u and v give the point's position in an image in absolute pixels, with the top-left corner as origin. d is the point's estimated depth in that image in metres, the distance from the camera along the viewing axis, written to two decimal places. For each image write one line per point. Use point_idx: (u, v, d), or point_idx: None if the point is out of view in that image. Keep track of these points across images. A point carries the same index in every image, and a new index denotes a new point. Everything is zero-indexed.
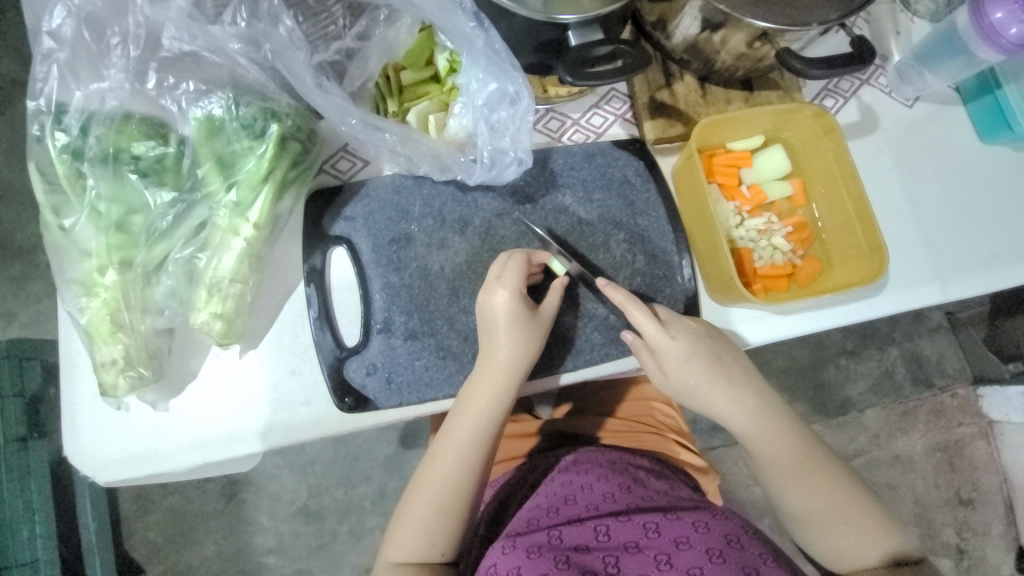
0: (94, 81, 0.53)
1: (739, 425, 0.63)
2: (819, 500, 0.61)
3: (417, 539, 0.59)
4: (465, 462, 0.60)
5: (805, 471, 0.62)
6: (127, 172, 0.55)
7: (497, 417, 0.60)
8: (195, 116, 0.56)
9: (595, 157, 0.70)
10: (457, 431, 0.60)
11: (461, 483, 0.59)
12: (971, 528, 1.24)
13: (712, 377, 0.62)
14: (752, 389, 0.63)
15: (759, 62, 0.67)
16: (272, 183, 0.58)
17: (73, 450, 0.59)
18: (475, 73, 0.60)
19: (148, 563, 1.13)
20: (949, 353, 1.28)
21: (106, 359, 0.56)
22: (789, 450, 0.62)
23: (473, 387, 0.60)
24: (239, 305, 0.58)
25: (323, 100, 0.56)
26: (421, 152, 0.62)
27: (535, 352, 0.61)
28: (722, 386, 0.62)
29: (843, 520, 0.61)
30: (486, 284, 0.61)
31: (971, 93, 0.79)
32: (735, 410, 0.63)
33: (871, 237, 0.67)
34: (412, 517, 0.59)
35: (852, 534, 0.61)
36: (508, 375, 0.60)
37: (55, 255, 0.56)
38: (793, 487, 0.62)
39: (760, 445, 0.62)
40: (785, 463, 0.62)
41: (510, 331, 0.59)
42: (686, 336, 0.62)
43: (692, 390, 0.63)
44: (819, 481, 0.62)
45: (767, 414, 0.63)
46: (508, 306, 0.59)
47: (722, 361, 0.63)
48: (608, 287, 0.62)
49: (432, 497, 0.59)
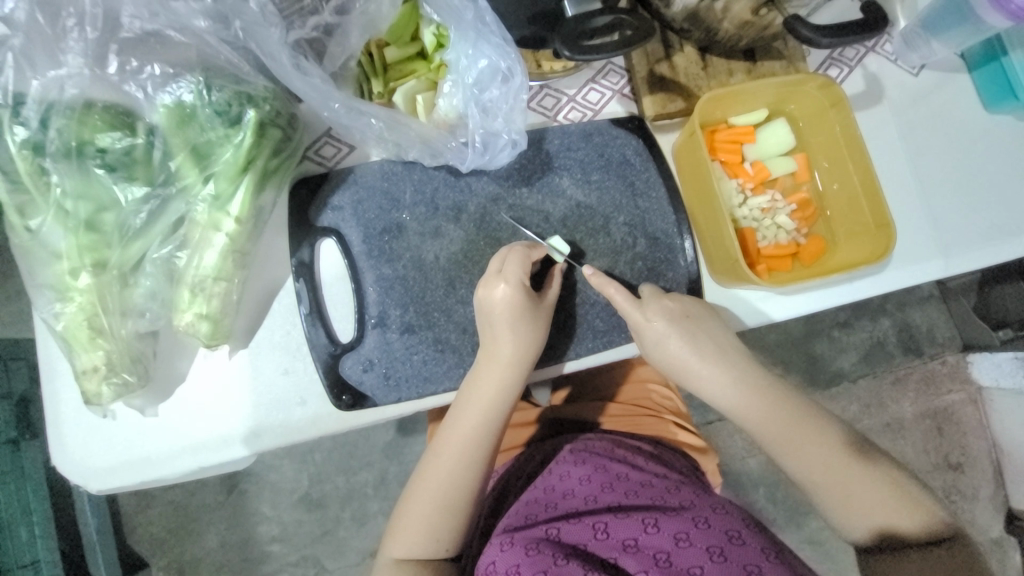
0: (51, 68, 0.48)
1: (722, 397, 0.62)
2: (811, 464, 0.59)
3: (421, 536, 0.58)
4: (470, 458, 0.58)
5: (802, 442, 0.60)
6: (94, 167, 0.51)
7: (502, 412, 0.59)
8: (163, 103, 0.52)
9: (592, 136, 0.67)
10: (461, 426, 0.58)
11: (467, 478, 0.58)
12: (960, 491, 1.27)
13: (689, 349, 0.61)
14: (734, 360, 0.62)
15: (763, 31, 0.64)
16: (252, 175, 0.55)
17: (60, 460, 0.57)
18: (464, 48, 0.56)
19: (152, 556, 1.12)
20: (939, 321, 1.28)
21: (86, 366, 0.53)
22: (781, 422, 0.60)
23: (474, 381, 0.59)
24: (225, 304, 0.56)
25: (301, 82, 0.52)
26: (409, 136, 0.58)
27: (539, 344, 0.59)
28: (702, 362, 0.62)
29: (850, 489, 0.58)
30: (486, 278, 0.59)
31: (977, 60, 0.76)
32: (716, 385, 0.62)
33: (878, 214, 0.64)
34: (415, 514, 0.58)
35: (863, 504, 0.58)
36: (512, 369, 0.58)
37: (24, 259, 0.53)
38: (782, 453, 0.61)
39: (750, 420, 0.61)
40: (771, 429, 0.61)
41: (514, 325, 0.57)
42: (662, 317, 0.61)
43: (678, 366, 0.63)
44: (819, 451, 0.59)
45: (756, 393, 0.61)
46: (510, 300, 0.57)
47: (697, 338, 0.62)
48: (593, 276, 0.61)
49: (436, 494, 0.58)
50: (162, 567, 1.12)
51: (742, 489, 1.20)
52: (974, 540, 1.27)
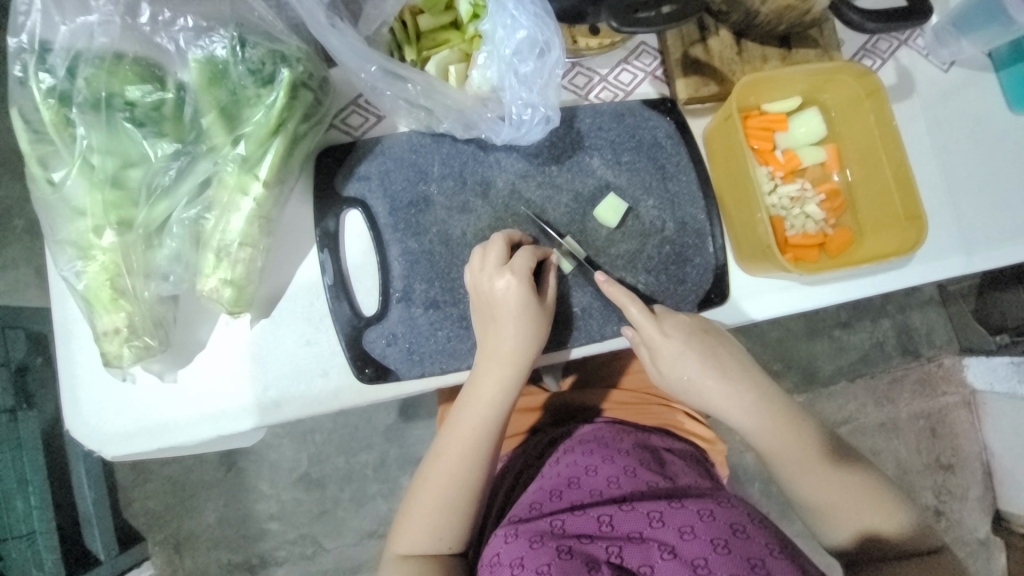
0: (80, 14, 0.47)
1: (733, 414, 0.64)
2: (827, 488, 0.62)
3: (423, 533, 0.57)
4: (469, 454, 0.58)
5: (808, 459, 0.62)
6: (122, 120, 0.49)
7: (500, 411, 0.59)
8: (194, 57, 0.50)
9: (624, 117, 0.66)
10: (460, 427, 0.58)
11: (468, 476, 0.58)
12: (950, 491, 1.29)
13: (705, 367, 0.62)
14: (747, 381, 0.64)
15: (803, 16, 0.63)
16: (283, 137, 0.53)
17: (74, 423, 0.56)
18: (503, 18, 0.54)
19: (149, 531, 1.11)
20: (938, 324, 1.29)
21: (108, 328, 0.52)
22: (789, 438, 0.63)
23: (475, 381, 0.58)
24: (250, 271, 0.54)
25: (337, 40, 0.51)
26: (444, 106, 0.57)
27: (543, 337, 0.58)
28: (714, 380, 0.63)
29: (862, 508, 0.61)
30: (482, 274, 0.57)
31: (1004, 61, 0.76)
32: (729, 401, 0.63)
33: (911, 207, 0.64)
34: (417, 511, 0.58)
35: (857, 519, 0.61)
36: (513, 364, 0.58)
37: (45, 214, 0.51)
38: (796, 476, 0.62)
39: (756, 433, 0.63)
40: (786, 453, 0.63)
41: (516, 322, 0.57)
42: (678, 330, 0.62)
43: (690, 383, 0.63)
44: (822, 467, 0.62)
45: (770, 413, 0.63)
46: (516, 292, 0.56)
47: (715, 352, 0.63)
48: (607, 284, 0.61)
49: (439, 494, 0.58)
50: (158, 542, 1.11)
51: (739, 482, 1.21)
52: (962, 540, 1.29)
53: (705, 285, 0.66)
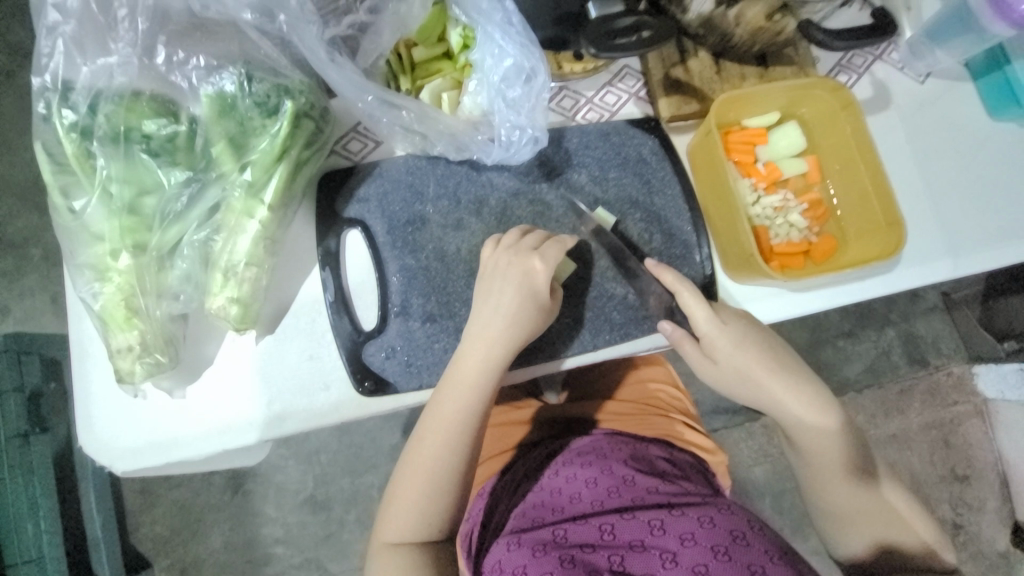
0: (101, 56, 0.51)
1: (791, 414, 0.64)
2: (858, 500, 0.64)
3: (410, 516, 0.59)
4: (455, 435, 0.59)
5: (845, 473, 0.64)
6: (139, 151, 0.53)
7: (484, 390, 0.59)
8: (206, 92, 0.54)
9: (610, 136, 0.70)
10: (446, 410, 0.59)
11: (454, 456, 0.59)
12: (966, 503, 1.27)
13: (767, 365, 0.63)
14: (808, 388, 0.64)
15: (775, 37, 0.68)
16: (287, 163, 0.56)
17: (87, 440, 0.58)
18: (491, 47, 0.59)
19: (156, 555, 1.12)
20: (944, 333, 1.29)
21: (121, 346, 0.54)
22: (836, 450, 0.64)
23: (460, 361, 0.59)
24: (255, 289, 0.57)
25: (337, 75, 0.55)
26: (437, 130, 0.61)
27: (530, 325, 0.60)
28: (776, 378, 0.63)
29: (884, 524, 0.64)
30: (499, 271, 0.59)
31: (980, 70, 0.79)
32: (785, 400, 0.64)
33: (890, 213, 0.66)
34: (404, 492, 0.59)
35: (874, 532, 0.64)
36: (496, 341, 0.59)
37: (65, 240, 0.55)
38: (832, 485, 0.65)
39: (811, 438, 0.64)
40: (830, 463, 0.64)
41: (507, 309, 0.59)
42: (736, 323, 0.63)
43: (747, 380, 0.64)
44: (858, 482, 0.64)
45: (825, 423, 0.64)
46: (511, 284, 0.59)
47: (775, 352, 0.64)
48: (659, 268, 0.63)
49: (424, 474, 0.59)
50: (164, 567, 1.12)
51: (748, 497, 1.20)
52: (982, 554, 1.26)
53: (694, 294, 0.68)
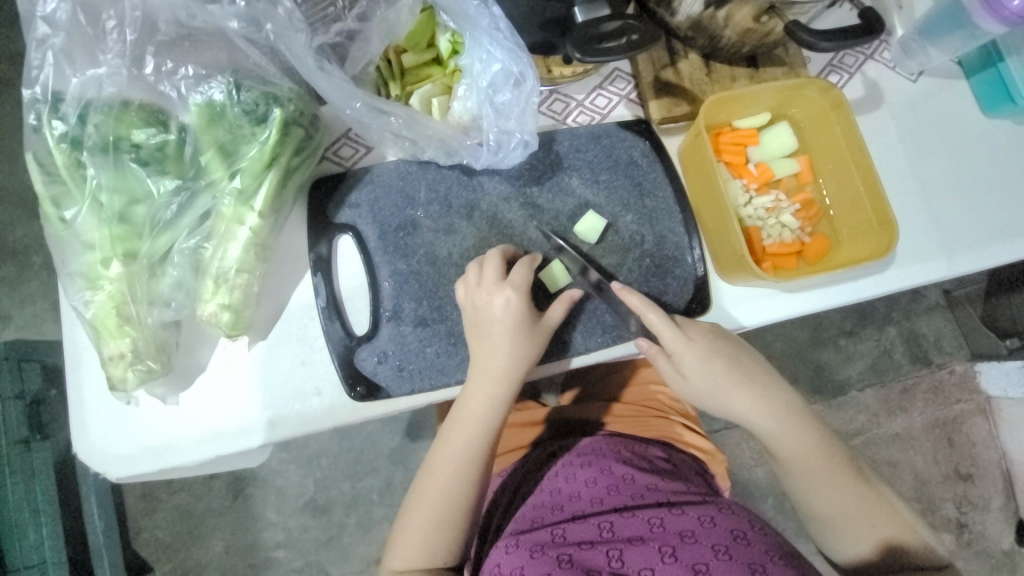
0: (91, 67, 0.52)
1: (760, 423, 0.64)
2: (843, 503, 0.62)
3: (419, 547, 0.59)
4: (462, 468, 0.60)
5: (828, 474, 0.63)
6: (128, 161, 0.54)
7: (491, 424, 0.60)
8: (195, 101, 0.54)
9: (601, 138, 0.70)
10: (454, 440, 0.60)
11: (461, 490, 0.59)
12: (971, 502, 1.26)
13: (732, 375, 0.63)
14: (773, 393, 0.65)
15: (765, 38, 0.67)
16: (276, 170, 0.57)
17: (81, 447, 0.59)
18: (479, 53, 0.59)
19: (157, 561, 1.12)
20: (946, 331, 1.28)
21: (113, 353, 0.55)
22: (813, 451, 0.63)
23: (467, 395, 0.60)
24: (246, 295, 0.58)
25: (326, 82, 0.55)
26: (427, 135, 0.61)
27: (535, 354, 0.60)
28: (742, 389, 0.64)
29: (871, 524, 0.62)
30: (482, 292, 0.60)
31: (973, 67, 0.79)
32: (755, 409, 0.64)
33: (881, 212, 0.66)
34: (412, 525, 0.59)
35: (867, 534, 0.62)
36: (502, 378, 0.59)
37: (57, 249, 0.55)
38: (814, 490, 0.63)
39: (784, 444, 0.63)
40: (810, 468, 0.63)
41: (510, 336, 0.59)
42: (702, 337, 0.63)
43: (716, 393, 0.64)
44: (841, 481, 0.63)
45: (795, 426, 0.64)
46: (510, 309, 0.59)
47: (741, 361, 0.64)
48: (624, 291, 0.63)
49: (433, 508, 0.59)
50: (166, 572, 1.12)
51: (749, 498, 1.20)
52: (987, 553, 1.25)
53: (687, 295, 0.68)
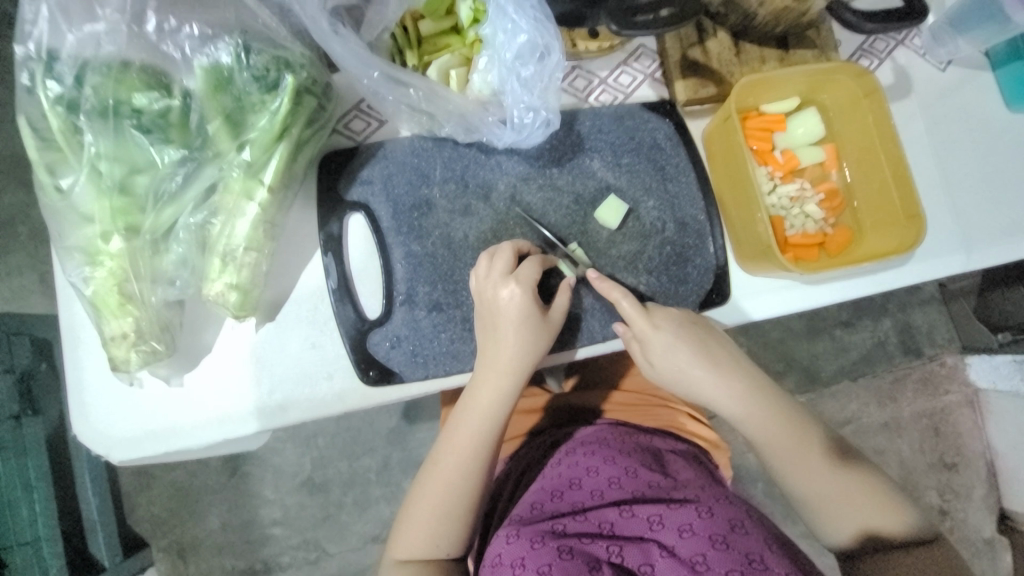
0: (88, 22, 0.48)
1: (727, 408, 0.63)
2: (820, 483, 0.62)
3: (423, 540, 0.58)
4: (469, 460, 0.59)
5: (791, 449, 0.63)
6: (129, 127, 0.50)
7: (496, 418, 0.59)
8: (200, 64, 0.50)
9: (624, 120, 0.67)
10: (459, 435, 0.59)
11: (465, 484, 0.59)
12: (953, 490, 1.29)
13: (699, 361, 0.62)
14: (739, 372, 0.63)
15: (800, 18, 0.64)
16: (287, 142, 0.54)
17: (82, 428, 0.57)
18: (502, 23, 0.55)
19: (152, 537, 1.11)
20: (939, 323, 1.29)
21: (115, 332, 0.52)
22: (781, 429, 0.63)
23: (474, 388, 0.59)
24: (255, 275, 0.55)
25: (340, 48, 0.52)
26: (446, 110, 0.58)
27: (542, 350, 0.58)
28: (708, 373, 0.62)
29: (854, 502, 0.61)
30: (493, 283, 0.57)
31: (1001, 58, 0.76)
32: (721, 393, 0.63)
33: (909, 205, 0.64)
34: (418, 519, 0.59)
35: (848, 505, 0.61)
36: (510, 371, 0.58)
37: (52, 220, 0.52)
38: (790, 470, 0.63)
39: (750, 425, 0.63)
40: (779, 447, 0.63)
41: (517, 329, 0.57)
42: (670, 322, 0.62)
43: (684, 379, 0.63)
44: (816, 459, 0.63)
45: (762, 408, 0.63)
46: (518, 302, 0.57)
47: (707, 345, 0.63)
48: (597, 280, 0.60)
49: (437, 502, 0.58)
50: (161, 548, 1.11)
51: (743, 483, 1.21)
52: (967, 539, 1.29)
53: (707, 285, 0.67)
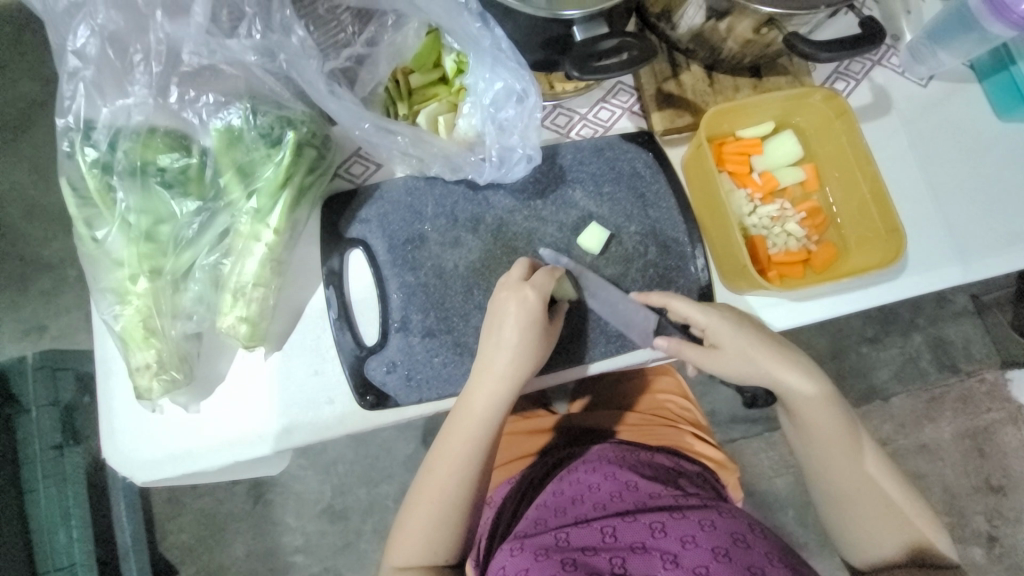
0: (119, 97, 0.55)
1: (792, 397, 0.63)
2: (858, 487, 0.63)
3: (420, 544, 0.60)
4: (462, 477, 0.61)
5: (845, 448, 0.63)
6: (154, 183, 0.58)
7: (490, 425, 0.61)
8: (215, 127, 0.58)
9: (604, 151, 0.71)
10: (454, 441, 0.61)
11: (461, 491, 0.61)
12: (1002, 516, 1.21)
13: (769, 349, 0.63)
14: (808, 368, 0.64)
15: (765, 48, 0.67)
16: (290, 190, 0.60)
17: (110, 451, 0.62)
18: (481, 73, 0.60)
19: (182, 564, 1.16)
20: (975, 337, 1.24)
21: (140, 364, 0.58)
22: (840, 430, 0.63)
23: (467, 399, 0.61)
24: (262, 309, 0.60)
25: (336, 105, 0.58)
26: (432, 153, 0.63)
27: (536, 360, 0.61)
28: (778, 363, 0.63)
29: (887, 514, 0.62)
30: (509, 285, 0.61)
31: (986, 71, 0.77)
32: (792, 384, 0.63)
33: (889, 220, 0.66)
34: (415, 525, 0.61)
35: (888, 526, 0.62)
36: (498, 388, 0.61)
37: (89, 266, 0.59)
38: (835, 471, 0.64)
39: (812, 417, 0.63)
40: (835, 446, 0.63)
41: (518, 336, 0.60)
42: (731, 312, 0.63)
43: (752, 367, 0.63)
44: (863, 463, 0.63)
45: (824, 405, 0.63)
46: (522, 308, 0.60)
47: (772, 336, 0.64)
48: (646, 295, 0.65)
49: (432, 507, 0.60)
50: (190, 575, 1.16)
51: (768, 509, 1.17)
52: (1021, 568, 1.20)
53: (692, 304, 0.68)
